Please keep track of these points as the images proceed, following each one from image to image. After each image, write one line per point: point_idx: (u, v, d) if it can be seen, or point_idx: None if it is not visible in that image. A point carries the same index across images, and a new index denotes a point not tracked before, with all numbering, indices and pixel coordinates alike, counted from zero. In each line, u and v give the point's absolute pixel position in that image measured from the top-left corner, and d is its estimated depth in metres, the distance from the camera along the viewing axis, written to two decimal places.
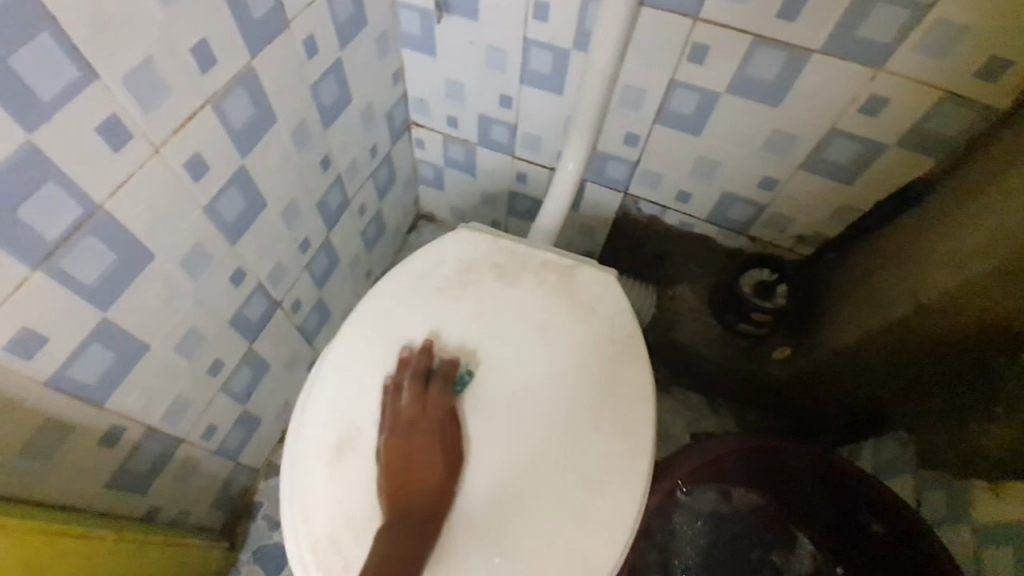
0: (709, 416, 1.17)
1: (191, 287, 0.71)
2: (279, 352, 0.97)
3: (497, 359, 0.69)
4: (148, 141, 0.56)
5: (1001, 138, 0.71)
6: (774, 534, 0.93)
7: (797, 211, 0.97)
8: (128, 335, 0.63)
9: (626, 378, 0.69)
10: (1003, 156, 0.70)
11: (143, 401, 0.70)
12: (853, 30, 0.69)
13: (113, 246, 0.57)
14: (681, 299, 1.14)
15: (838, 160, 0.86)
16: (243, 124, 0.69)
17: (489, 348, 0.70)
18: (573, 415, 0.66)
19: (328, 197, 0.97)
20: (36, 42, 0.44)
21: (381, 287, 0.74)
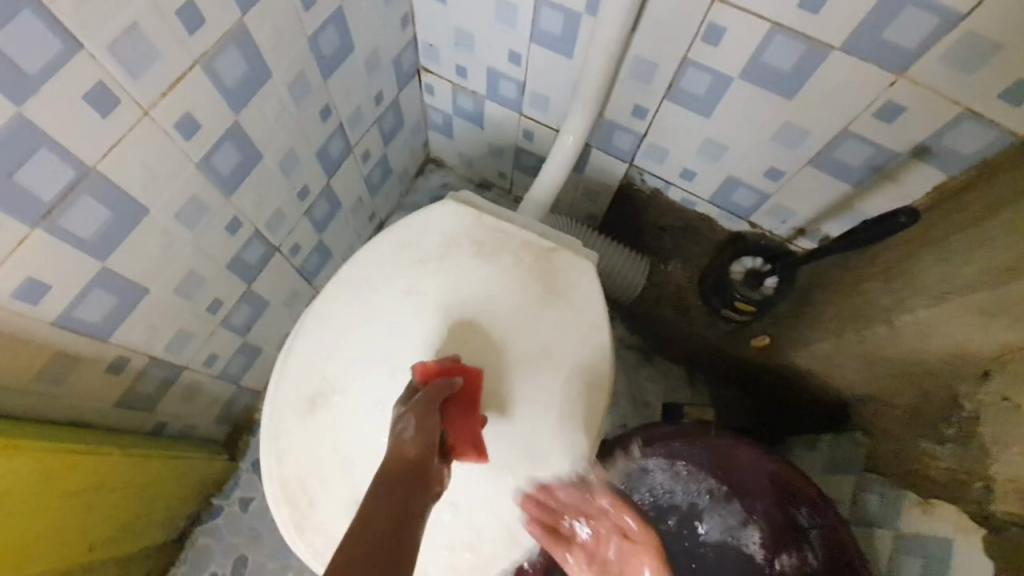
0: (684, 390, 1.21)
1: (188, 235, 0.75)
2: (277, 291, 1.03)
3: (461, 335, 0.72)
4: (138, 104, 0.59)
5: (1014, 166, 0.67)
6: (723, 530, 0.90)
7: (798, 203, 0.92)
8: (128, 280, 0.69)
9: (582, 365, 0.72)
10: (1011, 187, 0.66)
11: (146, 336, 0.77)
12: (878, 31, 0.64)
13: (108, 202, 0.61)
14: (673, 275, 1.15)
15: (849, 162, 0.80)
16: (237, 81, 0.70)
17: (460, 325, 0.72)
18: (526, 396, 0.71)
19: (329, 146, 0.98)
20: (20, 19, 0.46)
21: (359, 253, 0.76)
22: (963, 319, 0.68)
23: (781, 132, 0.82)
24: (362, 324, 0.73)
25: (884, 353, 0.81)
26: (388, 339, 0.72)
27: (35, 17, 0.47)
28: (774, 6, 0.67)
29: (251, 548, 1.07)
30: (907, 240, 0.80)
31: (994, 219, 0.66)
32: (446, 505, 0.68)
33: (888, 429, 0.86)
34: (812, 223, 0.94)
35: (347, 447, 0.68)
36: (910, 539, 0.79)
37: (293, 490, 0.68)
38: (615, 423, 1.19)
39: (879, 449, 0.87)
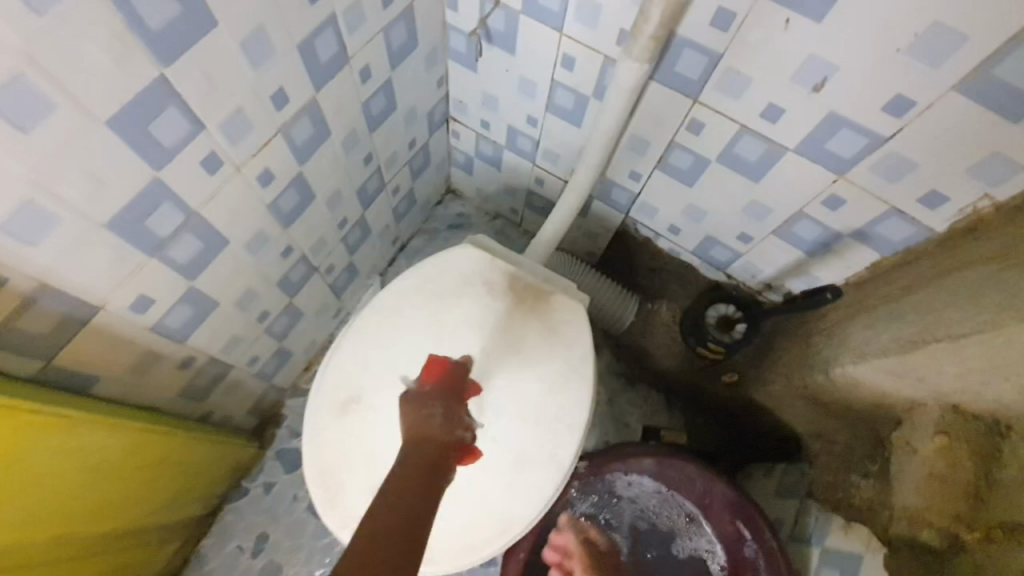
0: (663, 415, 1.36)
1: (251, 260, 0.91)
2: (311, 303, 1.20)
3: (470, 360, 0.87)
4: (233, 164, 0.75)
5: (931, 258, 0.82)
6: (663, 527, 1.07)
7: (765, 263, 1.07)
8: (205, 295, 0.85)
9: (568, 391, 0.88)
10: (927, 275, 0.81)
11: (210, 340, 0.93)
12: (823, 142, 0.80)
13: (202, 237, 0.77)
14: (659, 314, 1.31)
15: (804, 235, 0.96)
16: (303, 140, 0.86)
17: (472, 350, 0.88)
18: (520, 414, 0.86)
19: (366, 183, 1.14)
20: (169, 111, 0.61)
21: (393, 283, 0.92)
22: (882, 378, 0.85)
23: (749, 206, 0.98)
24: (390, 344, 0.88)
25: (824, 399, 0.97)
26: (410, 357, 0.87)
27: (178, 109, 0.62)
28: (743, 113, 0.83)
29: (273, 526, 1.23)
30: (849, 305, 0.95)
31: (906, 298, 0.83)
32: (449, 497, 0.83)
33: (828, 462, 1.00)
34: (776, 281, 1.09)
35: (372, 445, 0.84)
36: (832, 554, 0.91)
37: (326, 478, 0.83)
38: (597, 441, 1.33)
39: (817, 478, 1.01)
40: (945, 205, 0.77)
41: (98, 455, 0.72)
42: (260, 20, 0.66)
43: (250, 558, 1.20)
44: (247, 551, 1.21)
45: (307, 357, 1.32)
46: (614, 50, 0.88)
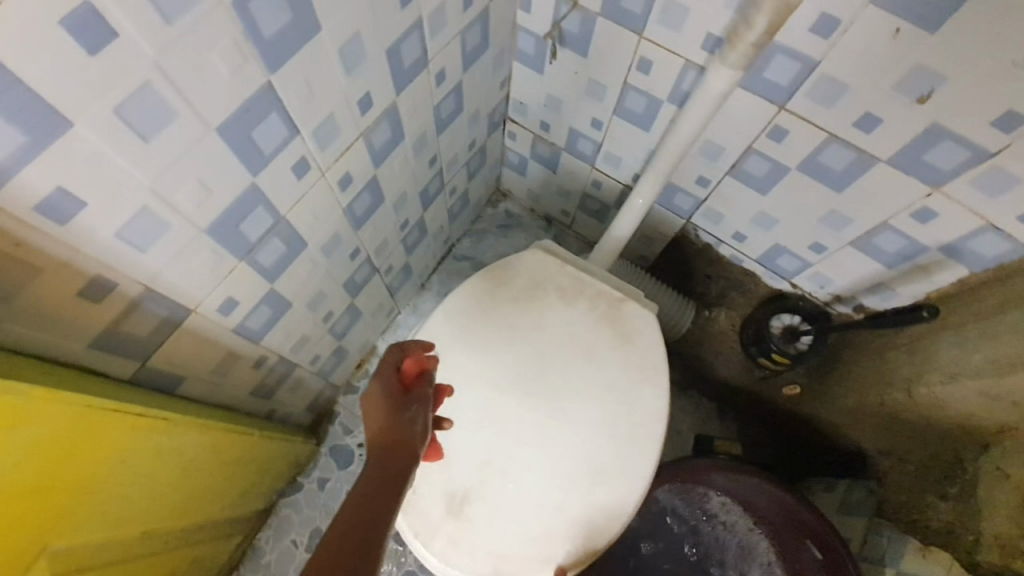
0: (715, 423, 1.34)
1: (324, 262, 0.92)
2: (369, 303, 1.20)
3: (543, 368, 0.87)
4: (319, 168, 0.75)
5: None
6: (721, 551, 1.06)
7: (836, 273, 1.04)
8: (282, 297, 0.86)
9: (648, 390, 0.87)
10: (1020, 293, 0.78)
11: (282, 340, 0.94)
12: (921, 153, 0.77)
13: (286, 240, 0.77)
14: (716, 321, 1.29)
15: (885, 248, 0.93)
16: (380, 143, 0.86)
17: (546, 357, 0.87)
18: (596, 421, 0.85)
19: (428, 185, 1.14)
20: (272, 118, 0.61)
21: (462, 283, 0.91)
22: (970, 400, 0.83)
23: (827, 216, 0.95)
24: (463, 348, 0.88)
25: (902, 418, 0.94)
26: (480, 362, 0.87)
27: (279, 116, 0.62)
28: (833, 122, 0.81)
29: (326, 521, 1.24)
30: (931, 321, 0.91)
31: (997, 318, 0.79)
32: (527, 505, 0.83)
33: (900, 481, 0.97)
34: (850, 293, 1.05)
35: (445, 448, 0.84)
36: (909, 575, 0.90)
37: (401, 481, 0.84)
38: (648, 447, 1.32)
39: (888, 497, 0.99)
40: None
41: (183, 455, 0.73)
42: (358, 27, 0.66)
43: (305, 553, 1.22)
44: (302, 545, 1.22)
45: (362, 354, 1.33)
46: (697, 55, 0.86)
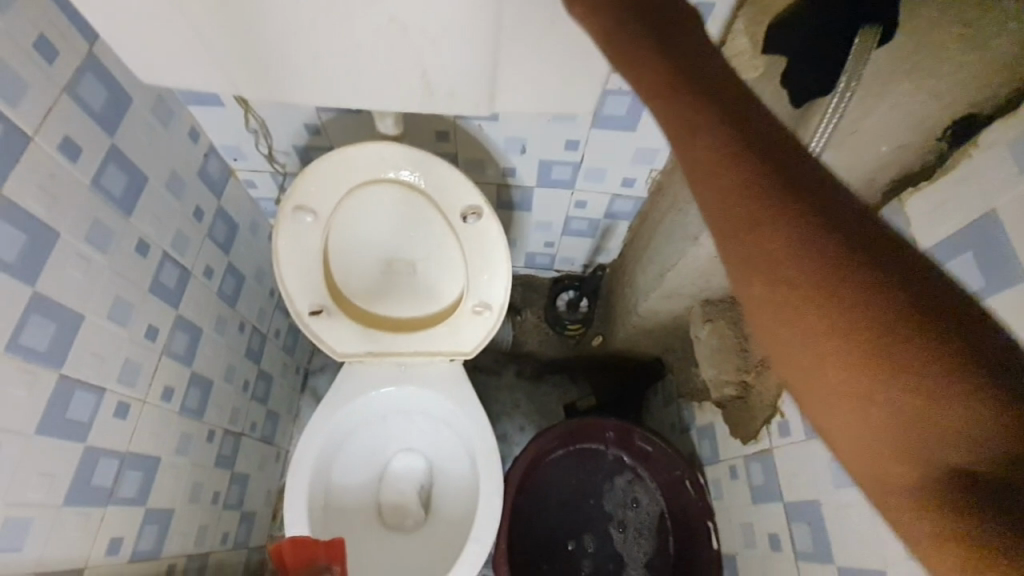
0: (572, 390, 1.66)
1: (188, 458, 1.07)
2: (250, 462, 1.35)
3: (425, 258, 1.05)
4: (137, 399, 0.92)
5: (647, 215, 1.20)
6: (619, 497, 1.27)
7: (572, 252, 1.43)
8: (162, 508, 1.00)
9: (482, 278, 1.05)
10: (648, 228, 1.19)
11: (182, 541, 1.07)
12: (548, 176, 1.13)
13: (139, 467, 0.93)
14: (527, 320, 1.61)
15: (579, 228, 1.32)
16: (183, 348, 1.04)
17: (425, 263, 1.06)
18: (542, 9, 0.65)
19: (251, 343, 1.32)
20: (75, 396, 0.80)
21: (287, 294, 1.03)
22: (672, 302, 1.16)
23: (536, 225, 1.33)
24: (350, 211, 0.98)
25: (651, 328, 1.30)
26: (346, 199, 0.96)
27: (81, 389, 0.80)
28: (491, 180, 1.17)
29: None
30: (630, 261, 1.30)
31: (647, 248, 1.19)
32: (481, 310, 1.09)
33: (676, 364, 1.37)
34: (589, 260, 1.48)
35: (346, 165, 0.93)
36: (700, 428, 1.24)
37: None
38: None
39: (677, 379, 1.37)
40: (637, 183, 1.13)
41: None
42: (115, 293, 0.86)
43: None
44: None
45: (268, 511, 1.45)
46: None
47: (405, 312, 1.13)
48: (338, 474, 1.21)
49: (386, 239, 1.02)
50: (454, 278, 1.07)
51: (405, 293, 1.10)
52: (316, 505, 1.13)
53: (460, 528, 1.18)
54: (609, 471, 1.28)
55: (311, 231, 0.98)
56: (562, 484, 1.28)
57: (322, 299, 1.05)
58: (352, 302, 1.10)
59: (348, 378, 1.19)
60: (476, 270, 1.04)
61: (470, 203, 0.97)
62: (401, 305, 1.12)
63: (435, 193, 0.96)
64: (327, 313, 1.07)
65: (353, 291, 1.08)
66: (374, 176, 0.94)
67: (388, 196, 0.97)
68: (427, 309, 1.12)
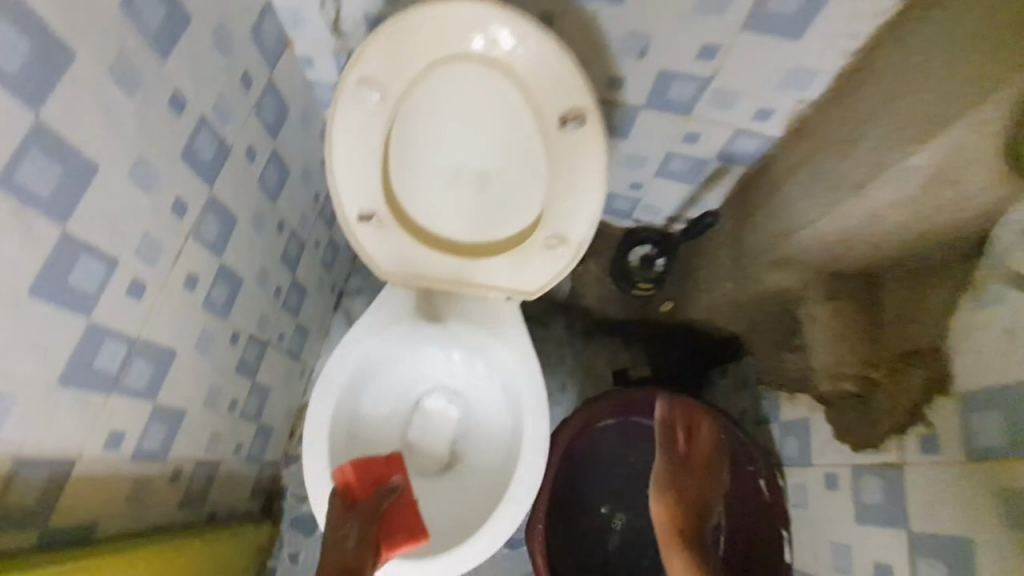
0: (624, 356, 1.45)
1: (207, 359, 0.96)
2: (273, 375, 1.24)
3: (501, 170, 0.89)
4: (156, 281, 0.80)
5: (774, 163, 0.99)
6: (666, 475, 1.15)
7: (659, 200, 1.22)
8: (173, 408, 0.89)
9: (565, 203, 0.89)
10: (776, 175, 0.98)
11: (191, 446, 0.98)
12: (663, 94, 0.92)
13: (152, 359, 0.82)
14: (587, 272, 1.43)
15: (678, 170, 1.10)
16: (215, 234, 0.90)
17: (500, 175, 0.89)
18: None
19: (287, 247, 1.18)
20: (81, 261, 0.67)
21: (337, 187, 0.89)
22: (791, 268, 0.95)
23: (627, 160, 1.12)
24: (427, 94, 0.82)
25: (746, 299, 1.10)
26: (426, 77, 0.81)
27: (89, 255, 0.67)
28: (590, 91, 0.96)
29: None
30: (736, 216, 1.09)
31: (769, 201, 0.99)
32: (556, 242, 0.93)
33: (761, 347, 1.17)
34: (677, 212, 1.25)
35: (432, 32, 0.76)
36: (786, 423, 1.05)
37: (344, 535, 0.90)
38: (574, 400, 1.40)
39: (760, 364, 1.18)
40: (773, 116, 0.91)
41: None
42: (138, 149, 0.72)
43: None
44: None
45: (285, 429, 1.36)
46: None
47: (463, 235, 0.97)
48: (364, 405, 1.08)
49: (460, 137, 0.86)
50: (529, 200, 0.91)
51: (469, 211, 0.94)
52: (337, 434, 1.00)
53: (490, 488, 1.05)
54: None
55: (375, 114, 0.82)
56: (608, 448, 1.15)
57: (374, 204, 0.91)
58: (407, 212, 0.94)
59: (393, 300, 1.04)
60: (561, 192, 0.88)
61: (573, 104, 0.80)
62: (462, 226, 0.96)
63: (533, 83, 0.79)
64: (378, 221, 0.93)
65: (410, 199, 0.93)
66: (463, 52, 0.78)
67: (476, 81, 0.81)
68: (490, 234, 0.97)
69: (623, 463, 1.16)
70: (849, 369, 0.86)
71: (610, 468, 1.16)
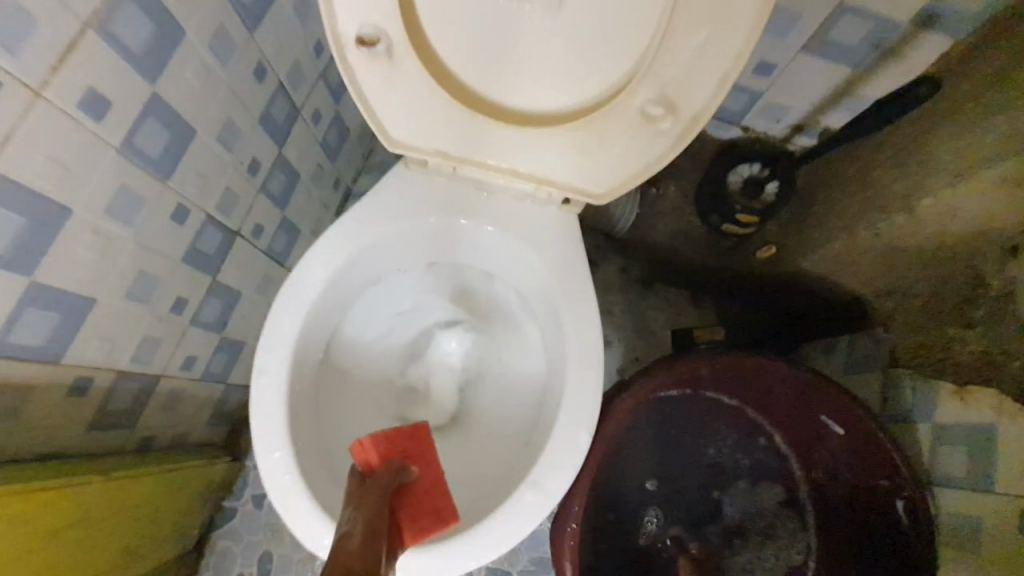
0: (689, 314, 1.09)
1: (129, 233, 0.68)
2: (246, 278, 0.95)
3: None
4: (22, 86, 0.51)
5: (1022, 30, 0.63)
6: (753, 480, 0.82)
7: (793, 97, 0.85)
8: (67, 292, 0.63)
9: (687, 37, 0.54)
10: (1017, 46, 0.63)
11: (106, 349, 0.71)
12: None
13: (18, 209, 0.55)
14: (665, 198, 1.03)
15: (846, 41, 0.73)
16: (142, 43, 0.60)
17: None
18: None
19: (273, 107, 0.86)
20: None
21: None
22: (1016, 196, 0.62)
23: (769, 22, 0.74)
24: None
25: (908, 245, 0.75)
26: None
27: None
28: None
29: (276, 541, 1.02)
30: (924, 117, 0.72)
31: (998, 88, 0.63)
32: (659, 109, 0.59)
33: (910, 320, 0.81)
34: (807, 118, 0.88)
35: None
36: (947, 429, 0.73)
37: (294, 501, 0.64)
38: (626, 359, 1.09)
39: (899, 343, 0.82)
40: None
41: None
42: None
43: None
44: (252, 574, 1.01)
45: None
46: None
47: (515, 93, 0.64)
48: (345, 328, 0.78)
49: None
50: (626, 32, 0.57)
51: (528, 47, 0.60)
52: (303, 365, 0.71)
53: (507, 466, 0.73)
54: (759, 463, 0.83)
55: None
56: (668, 431, 0.82)
57: (383, 21, 0.58)
58: (433, 49, 0.62)
59: (402, 186, 0.74)
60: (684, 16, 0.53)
61: None
62: (515, 73, 0.62)
63: None
64: (387, 54, 0.60)
65: (437, 20, 0.59)
66: None
67: None
68: (554, 95, 0.63)
69: (691, 459, 0.83)
70: None
71: (673, 464, 0.82)
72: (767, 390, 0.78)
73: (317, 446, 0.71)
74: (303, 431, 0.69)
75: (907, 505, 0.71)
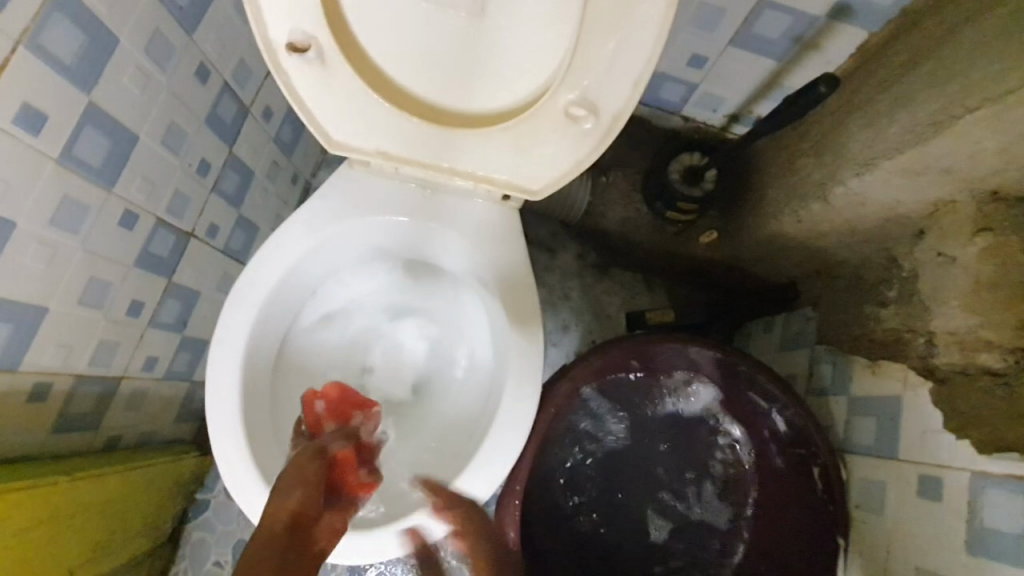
0: (643, 296, 1.15)
1: (76, 240, 0.70)
2: (204, 277, 0.97)
3: None
4: None
5: (924, 26, 0.67)
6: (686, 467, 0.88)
7: (726, 88, 0.88)
8: (18, 304, 0.65)
9: (597, 40, 0.58)
10: (919, 43, 0.66)
11: (62, 355, 0.73)
12: None
13: None
14: (614, 187, 1.04)
15: (768, 35, 0.77)
16: (77, 56, 0.62)
17: None
18: None
19: (219, 107, 0.87)
20: None
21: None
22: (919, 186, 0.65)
23: (694, 19, 0.77)
24: None
25: (827, 230, 0.79)
26: None
27: None
28: None
29: (249, 530, 1.06)
30: (843, 108, 0.75)
31: (897, 85, 0.67)
32: (579, 108, 0.62)
33: (834, 300, 0.86)
34: (743, 107, 0.91)
35: None
36: (861, 400, 0.79)
37: (252, 491, 0.67)
38: (583, 342, 1.13)
39: (825, 319, 0.87)
40: None
41: None
42: None
43: (234, 570, 1.04)
44: (227, 564, 1.05)
45: None
46: None
47: (447, 95, 0.67)
48: (299, 328, 0.81)
49: None
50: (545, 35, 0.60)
51: (457, 50, 0.63)
52: (257, 364, 0.73)
53: (456, 454, 0.77)
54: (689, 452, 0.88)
55: None
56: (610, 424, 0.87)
57: (310, 27, 0.60)
58: (365, 53, 0.64)
59: (343, 190, 0.76)
60: (593, 20, 0.57)
61: None
62: (447, 75, 0.65)
63: None
64: (319, 59, 0.62)
65: (366, 26, 0.62)
66: None
67: None
68: (488, 96, 0.66)
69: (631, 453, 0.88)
70: (998, 336, 0.60)
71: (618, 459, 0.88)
72: (707, 373, 0.84)
73: (274, 438, 0.74)
74: (260, 426, 0.72)
75: (821, 468, 0.78)
